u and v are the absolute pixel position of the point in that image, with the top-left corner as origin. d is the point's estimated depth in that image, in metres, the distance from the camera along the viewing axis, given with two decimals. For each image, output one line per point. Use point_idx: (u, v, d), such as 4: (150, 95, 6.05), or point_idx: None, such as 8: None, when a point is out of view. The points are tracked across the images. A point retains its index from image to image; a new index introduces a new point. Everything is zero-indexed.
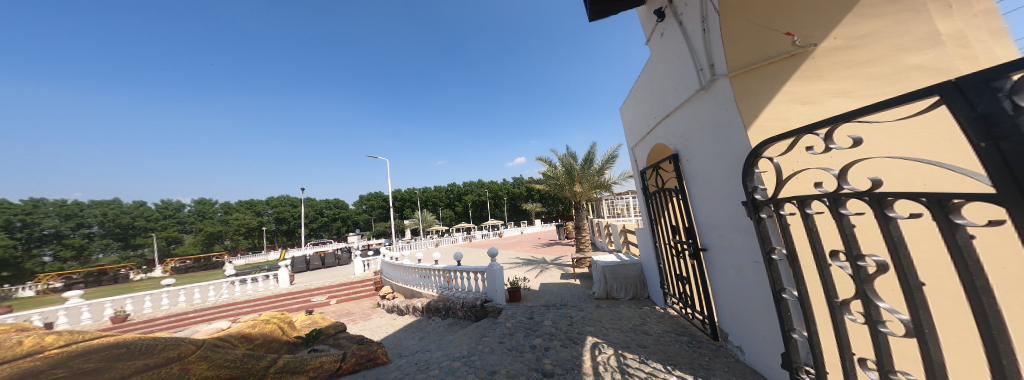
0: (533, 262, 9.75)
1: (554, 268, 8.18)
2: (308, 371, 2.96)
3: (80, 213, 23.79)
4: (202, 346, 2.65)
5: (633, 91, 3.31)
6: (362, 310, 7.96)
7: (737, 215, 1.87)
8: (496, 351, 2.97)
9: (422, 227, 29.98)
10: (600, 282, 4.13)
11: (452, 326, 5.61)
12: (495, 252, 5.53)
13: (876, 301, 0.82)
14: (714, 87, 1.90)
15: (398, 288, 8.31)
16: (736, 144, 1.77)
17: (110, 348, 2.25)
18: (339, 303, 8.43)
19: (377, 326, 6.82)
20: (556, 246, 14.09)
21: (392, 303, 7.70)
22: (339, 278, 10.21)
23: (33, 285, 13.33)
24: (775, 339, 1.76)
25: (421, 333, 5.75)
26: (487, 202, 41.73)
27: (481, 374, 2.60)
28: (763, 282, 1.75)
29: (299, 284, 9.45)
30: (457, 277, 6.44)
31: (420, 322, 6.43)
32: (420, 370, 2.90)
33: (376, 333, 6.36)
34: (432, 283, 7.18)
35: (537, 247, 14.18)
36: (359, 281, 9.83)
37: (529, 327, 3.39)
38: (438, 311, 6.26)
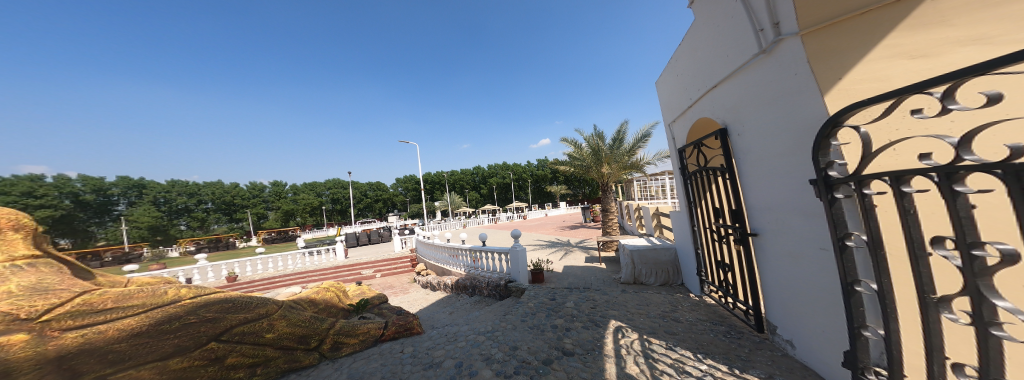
0: (559, 244, 9.81)
1: (579, 251, 8.14)
2: (358, 335, 3.23)
3: (196, 190, 29.49)
4: (282, 307, 2.99)
5: (671, 62, 3.04)
6: (402, 284, 8.57)
7: (801, 197, 1.69)
8: (518, 328, 3.05)
9: (453, 209, 31.41)
10: (628, 266, 4.07)
11: (479, 303, 5.86)
12: (518, 234, 5.52)
13: (991, 298, 0.72)
14: (779, 49, 1.68)
15: (430, 265, 8.83)
16: (807, 114, 1.57)
17: (223, 300, 2.65)
18: (384, 275, 9.19)
19: (413, 299, 7.36)
20: (581, 229, 13.96)
21: (425, 279, 8.21)
22: (382, 254, 11.08)
23: (179, 248, 17.15)
24: (838, 335, 1.60)
25: (450, 308, 6.10)
26: (514, 185, 42.07)
27: (504, 348, 2.70)
28: (829, 272, 1.58)
29: (353, 257, 10.42)
30: (482, 257, 6.66)
31: (450, 298, 6.82)
32: (448, 341, 3.08)
33: (413, 306, 6.88)
34: (460, 262, 7.52)
35: (562, 230, 14.16)
36: (399, 258, 10.58)
37: (554, 307, 3.45)
38: (466, 288, 6.57)
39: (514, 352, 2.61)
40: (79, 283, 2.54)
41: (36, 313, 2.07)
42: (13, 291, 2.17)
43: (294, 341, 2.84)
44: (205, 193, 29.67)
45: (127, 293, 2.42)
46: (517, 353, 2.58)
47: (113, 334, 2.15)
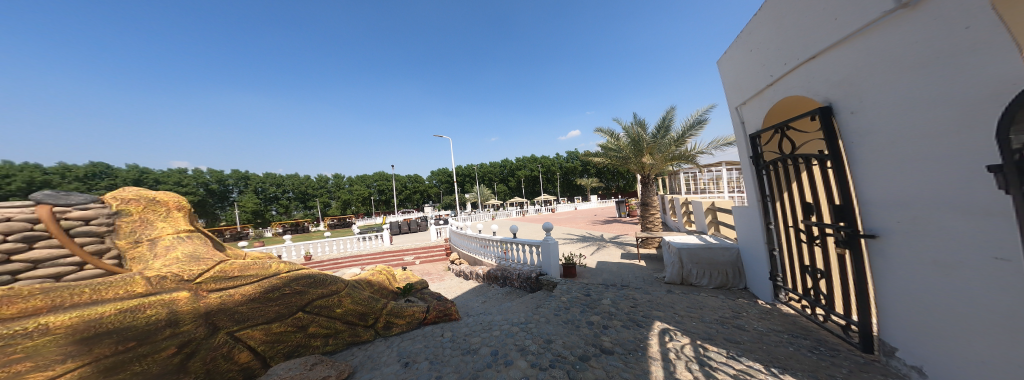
0: (593, 239, 9.54)
1: (614, 246, 7.85)
2: (405, 317, 3.43)
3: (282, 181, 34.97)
4: (349, 285, 3.25)
5: (750, 34, 2.71)
6: (438, 271, 8.97)
7: (958, 190, 1.38)
8: (552, 322, 3.00)
9: (483, 201, 32.38)
10: (675, 265, 3.82)
11: (510, 294, 5.91)
12: (550, 227, 5.43)
13: None
14: (932, 2, 1.35)
15: (464, 254, 9.12)
16: (976, 82, 1.26)
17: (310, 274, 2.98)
18: (422, 262, 9.67)
19: (448, 286, 7.66)
20: (615, 223, 13.47)
21: (458, 268, 8.47)
22: (421, 242, 11.71)
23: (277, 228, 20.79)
24: (1006, 363, 1.31)
25: (483, 297, 6.24)
26: (544, 178, 41.80)
27: (538, 341, 2.67)
28: (999, 283, 1.29)
29: (398, 244, 11.19)
30: (513, 249, 6.71)
31: (482, 288, 6.97)
32: (484, 329, 3.13)
33: (448, 293, 7.17)
34: (491, 253, 7.66)
35: (595, 224, 13.78)
36: (436, 246, 11.10)
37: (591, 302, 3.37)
38: (497, 279, 6.67)
39: (549, 345, 2.57)
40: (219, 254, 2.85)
41: (193, 275, 2.40)
42: (178, 258, 2.54)
43: (356, 315, 3.12)
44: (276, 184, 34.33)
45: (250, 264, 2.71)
46: (552, 346, 2.54)
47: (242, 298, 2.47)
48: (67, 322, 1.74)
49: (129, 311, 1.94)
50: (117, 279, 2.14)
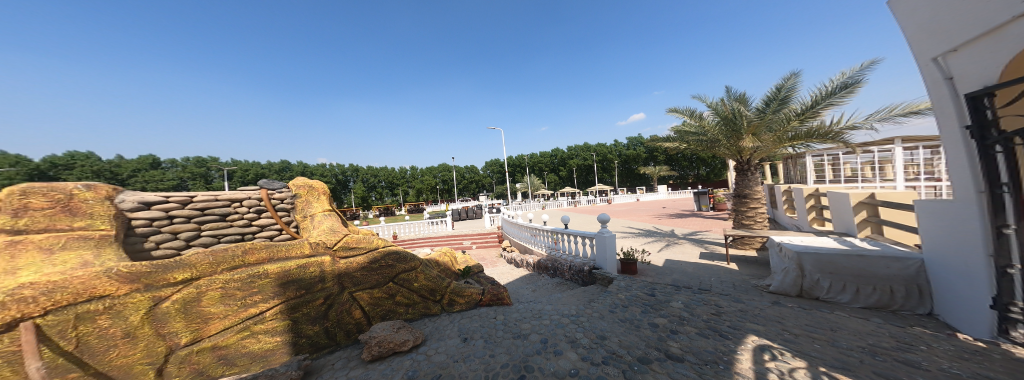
0: (661, 234, 8.68)
1: (689, 244, 7.05)
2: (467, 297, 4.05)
3: (367, 173, 41.42)
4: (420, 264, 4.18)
5: None
6: (491, 257, 9.38)
7: None
8: (607, 319, 3.37)
9: (533, 191, 32.52)
10: (799, 275, 3.72)
11: (560, 285, 5.85)
12: (606, 219, 5.12)
13: None
14: None
15: (516, 243, 9.38)
16: None
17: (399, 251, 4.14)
18: (479, 248, 10.27)
19: (501, 272, 7.97)
20: (685, 218, 12.06)
21: (510, 255, 8.71)
22: (476, 229, 12.41)
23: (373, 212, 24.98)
24: None
25: (533, 286, 6.34)
26: (607, 168, 39.55)
27: (591, 336, 2.99)
28: None
29: (456, 230, 12.12)
30: (564, 240, 6.66)
31: (532, 277, 7.08)
32: (536, 318, 3.85)
33: (501, 279, 7.49)
34: (542, 243, 7.73)
35: (660, 218, 12.55)
36: (489, 233, 11.64)
37: (654, 311, 3.46)
38: (547, 269, 6.69)
39: (603, 341, 2.88)
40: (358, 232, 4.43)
41: (332, 243, 3.54)
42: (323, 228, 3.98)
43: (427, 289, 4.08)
44: (371, 175, 41.42)
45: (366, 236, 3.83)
46: (606, 342, 2.83)
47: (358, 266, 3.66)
48: (276, 271, 3.01)
49: (302, 268, 3.19)
50: (295, 243, 3.33)
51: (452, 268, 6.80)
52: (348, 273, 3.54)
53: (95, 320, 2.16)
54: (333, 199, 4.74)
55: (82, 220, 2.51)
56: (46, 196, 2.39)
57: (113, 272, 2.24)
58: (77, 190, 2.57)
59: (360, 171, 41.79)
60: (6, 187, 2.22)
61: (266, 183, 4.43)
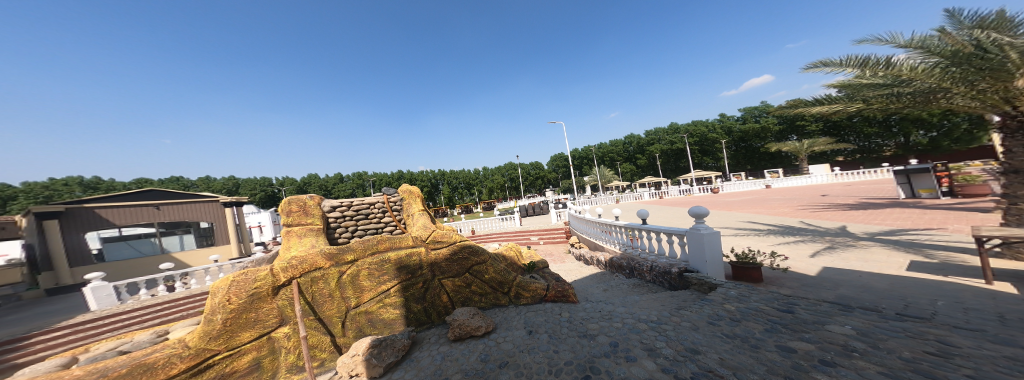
0: (811, 233, 6.34)
1: (877, 246, 4.80)
2: (531, 289, 5.90)
3: (465, 178, 48.07)
4: (484, 259, 6.08)
5: None
6: (559, 253, 9.89)
7: None
8: (700, 331, 2.76)
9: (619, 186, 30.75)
10: None
11: (638, 287, 5.15)
12: (702, 212, 3.95)
13: None
14: None
15: (586, 239, 9.35)
16: None
17: (467, 248, 6.11)
18: (546, 243, 11.23)
19: (569, 268, 8.02)
20: (835, 210, 8.83)
21: (579, 252, 8.77)
22: (542, 225, 13.31)
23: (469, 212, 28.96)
24: None
25: (605, 285, 5.98)
26: (730, 149, 32.31)
27: (680, 348, 2.55)
28: None
29: (525, 226, 13.02)
30: (641, 237, 6.04)
31: (604, 275, 6.65)
32: (606, 318, 4.08)
33: (568, 275, 7.48)
34: (614, 239, 7.27)
35: (797, 211, 9.53)
36: (555, 229, 12.30)
37: (791, 334, 2.33)
38: (622, 268, 6.11)
39: (694, 354, 2.40)
40: (436, 224, 6.67)
41: (423, 239, 5.95)
42: (422, 225, 6.38)
43: (495, 279, 5.97)
44: (455, 178, 47.97)
45: (444, 234, 6.14)
46: (698, 357, 2.33)
47: (439, 258, 5.91)
48: (394, 258, 5.58)
49: (406, 256, 5.69)
50: (405, 238, 5.90)
51: (518, 262, 7.11)
52: (432, 263, 5.86)
53: (317, 282, 5.00)
54: (424, 200, 7.00)
55: (310, 217, 5.89)
56: (295, 204, 5.85)
57: (320, 255, 5.03)
58: (308, 200, 6.10)
59: (460, 176, 48.87)
60: (285, 200, 5.84)
61: (387, 191, 7.07)
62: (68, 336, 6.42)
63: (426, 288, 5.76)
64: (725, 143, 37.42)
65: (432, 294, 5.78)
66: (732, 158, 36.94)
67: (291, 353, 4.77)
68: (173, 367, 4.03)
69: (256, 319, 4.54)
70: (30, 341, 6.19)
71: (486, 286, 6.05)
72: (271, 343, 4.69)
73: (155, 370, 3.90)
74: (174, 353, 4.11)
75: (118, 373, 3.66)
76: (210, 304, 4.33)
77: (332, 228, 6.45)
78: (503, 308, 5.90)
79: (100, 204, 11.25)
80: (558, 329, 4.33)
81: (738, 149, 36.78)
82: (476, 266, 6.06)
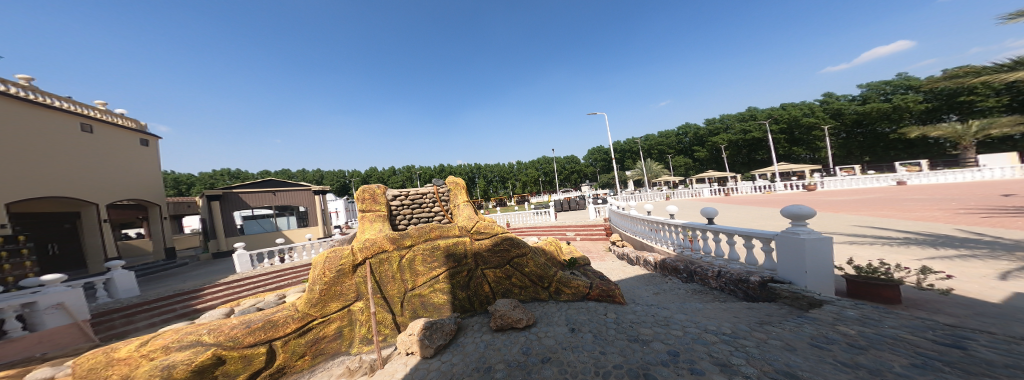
0: (985, 248, 4.90)
1: None
2: (572, 286, 5.74)
3: (511, 172, 48.93)
4: (527, 252, 6.04)
5: None
6: (598, 251, 9.69)
7: None
8: (794, 352, 2.40)
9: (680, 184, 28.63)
10: None
11: (699, 293, 4.71)
12: (806, 212, 3.33)
13: None
14: None
15: (630, 238, 8.97)
16: None
17: (509, 240, 6.12)
18: (583, 239, 10.99)
19: (610, 267, 7.87)
20: (962, 220, 7.15)
21: (622, 250, 8.46)
22: (579, 220, 12.95)
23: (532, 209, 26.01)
24: None
25: (655, 288, 5.58)
26: (829, 138, 27.61)
27: (768, 369, 2.24)
28: None
29: (558, 221, 12.86)
30: (700, 237, 5.55)
31: (653, 277, 6.23)
32: (662, 323, 3.81)
33: (610, 274, 7.27)
34: (665, 239, 6.85)
35: (926, 218, 7.80)
36: (593, 225, 11.94)
37: (961, 377, 1.75)
38: (678, 272, 5.60)
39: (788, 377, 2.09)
40: (480, 214, 6.79)
41: (468, 229, 6.09)
42: (471, 216, 6.53)
43: (535, 272, 5.95)
44: (490, 172, 48.99)
45: (487, 225, 6.25)
46: None
47: (482, 248, 6.00)
48: (444, 246, 5.80)
49: (454, 244, 5.87)
50: (453, 227, 6.10)
51: (558, 257, 6.98)
52: (475, 254, 5.98)
53: (383, 262, 5.51)
54: (468, 191, 7.15)
55: (378, 204, 6.37)
56: (365, 192, 6.41)
57: (386, 239, 5.56)
58: (377, 188, 6.63)
59: (511, 168, 50.42)
60: (362, 188, 6.47)
61: (436, 182, 7.31)
62: (224, 290, 8.43)
63: (470, 277, 5.91)
64: (833, 128, 32.35)
65: (475, 283, 5.91)
66: (841, 147, 31.42)
67: (363, 326, 5.34)
68: (289, 326, 4.82)
69: (341, 292, 5.25)
70: (204, 292, 8.21)
71: (526, 279, 6.03)
72: (350, 314, 5.36)
73: (277, 327, 4.69)
74: (290, 313, 4.94)
75: (257, 325, 4.55)
76: (312, 275, 5.15)
77: (393, 215, 6.93)
78: (542, 303, 5.81)
79: (242, 189, 14.36)
80: (603, 330, 4.13)
81: (853, 136, 32.04)
82: (516, 258, 6.04)
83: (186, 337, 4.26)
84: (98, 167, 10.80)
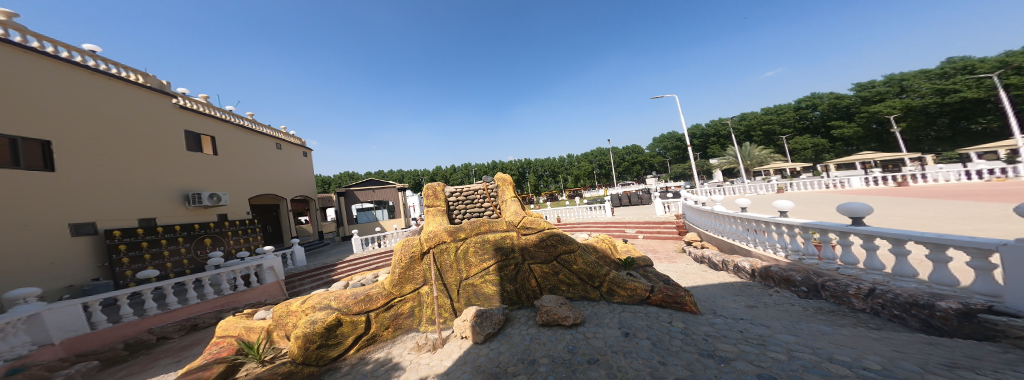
0: None
1: None
2: (627, 288, 5.33)
3: (571, 165, 47.32)
4: (576, 250, 5.90)
5: None
6: (667, 251, 8.71)
7: None
8: None
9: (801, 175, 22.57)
10: None
11: (822, 312, 3.70)
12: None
13: None
14: None
15: (713, 238, 7.75)
16: None
17: (556, 236, 6.06)
18: (646, 237, 10.07)
19: (683, 271, 7.00)
20: None
21: (702, 253, 7.40)
22: (644, 216, 11.82)
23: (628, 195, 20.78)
24: None
25: (750, 300, 4.68)
26: None
27: None
28: None
29: (617, 217, 12.04)
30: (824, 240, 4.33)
31: (746, 288, 5.21)
32: (755, 342, 3.28)
33: (682, 279, 6.48)
34: (767, 241, 5.66)
35: None
36: (661, 222, 10.74)
37: None
38: (792, 283, 4.50)
39: None
40: (526, 210, 6.93)
41: (515, 224, 6.25)
42: (517, 211, 6.72)
43: (585, 270, 5.77)
44: (540, 165, 47.99)
45: (533, 220, 6.31)
46: None
47: (529, 243, 6.10)
48: (494, 239, 6.13)
49: (501, 238, 6.13)
50: (501, 223, 6.35)
51: (612, 256, 6.62)
52: (522, 248, 6.12)
53: (443, 253, 6.17)
54: (514, 187, 7.40)
55: (437, 201, 7.08)
56: (429, 191, 7.20)
57: (444, 231, 6.19)
58: (436, 185, 7.37)
59: (574, 160, 48.93)
60: (427, 186, 7.22)
61: (485, 180, 7.73)
62: (345, 268, 10.75)
63: (517, 271, 6.11)
64: None
65: (522, 277, 6.07)
66: None
67: (429, 308, 6.12)
68: (379, 300, 5.89)
69: (413, 276, 6.12)
70: (334, 268, 10.67)
71: (575, 277, 5.88)
72: (420, 296, 6.20)
73: (370, 302, 5.79)
74: (381, 291, 6.00)
75: (360, 299, 5.72)
76: (393, 261, 6.13)
77: (452, 211, 7.62)
78: (592, 302, 5.59)
79: (355, 187, 17.89)
80: (665, 339, 3.80)
81: None
82: (564, 255, 5.95)
83: (320, 303, 5.71)
84: (286, 174, 15.32)
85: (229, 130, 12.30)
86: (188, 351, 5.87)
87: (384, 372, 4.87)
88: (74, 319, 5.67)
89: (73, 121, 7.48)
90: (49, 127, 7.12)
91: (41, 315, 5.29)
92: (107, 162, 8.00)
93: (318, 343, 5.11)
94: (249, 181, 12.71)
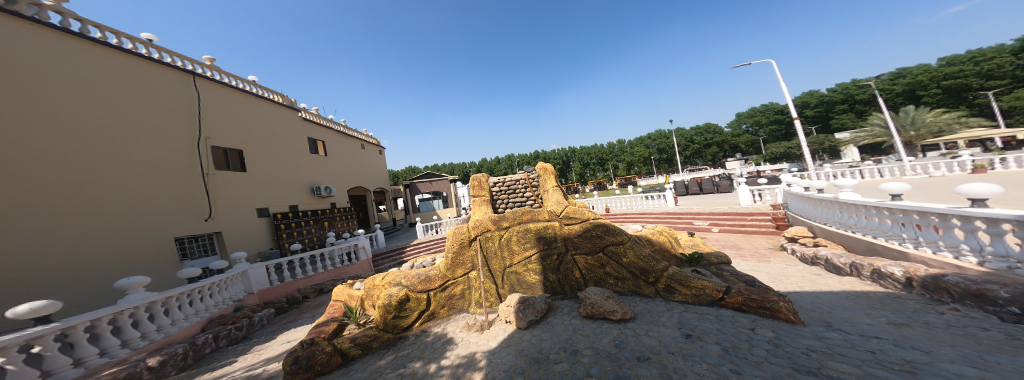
0: None
1: None
2: (693, 286, 4.63)
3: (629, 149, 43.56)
4: (626, 242, 5.40)
5: None
6: (755, 248, 7.20)
7: None
8: None
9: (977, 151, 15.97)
10: None
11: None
12: None
13: None
14: None
15: (838, 234, 5.97)
16: None
17: (602, 226, 5.66)
18: (722, 231, 8.56)
19: (780, 273, 5.65)
20: None
21: (814, 252, 5.79)
22: (721, 206, 10.04)
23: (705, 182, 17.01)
24: None
25: (890, 316, 3.45)
26: None
27: None
28: None
29: (683, 207, 10.57)
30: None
31: (882, 301, 3.88)
32: (889, 367, 2.46)
33: (779, 282, 5.23)
34: (936, 239, 4.02)
35: None
36: (744, 212, 8.99)
37: None
38: (978, 298, 3.09)
39: None
40: (569, 199, 6.66)
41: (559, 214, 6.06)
42: (558, 201, 6.52)
43: (639, 265, 5.24)
44: (591, 153, 45.47)
45: (577, 210, 6.02)
46: None
47: (572, 233, 5.85)
48: (536, 229, 6.06)
49: (545, 228, 6.02)
50: (545, 212, 6.23)
51: (673, 250, 5.84)
52: (566, 238, 5.89)
53: (490, 240, 6.41)
54: (555, 176, 7.19)
55: (480, 191, 7.35)
56: (475, 182, 7.49)
57: (489, 219, 6.42)
58: (481, 176, 7.61)
59: (632, 145, 44.77)
60: (474, 177, 7.51)
61: (526, 170, 7.68)
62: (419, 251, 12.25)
63: (560, 261, 5.93)
64: None
65: (566, 268, 5.87)
66: None
67: (478, 291, 6.48)
68: (436, 281, 6.54)
69: (463, 261, 6.56)
70: (410, 250, 12.28)
71: (625, 271, 5.40)
72: (469, 280, 6.62)
73: (428, 281, 6.45)
74: (438, 273, 6.62)
75: (421, 278, 6.45)
76: (447, 247, 6.67)
77: (496, 201, 7.81)
78: (645, 299, 5.06)
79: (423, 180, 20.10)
80: (740, 347, 3.18)
81: None
82: (612, 246, 5.52)
83: (391, 280, 6.66)
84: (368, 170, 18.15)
85: (332, 135, 15.23)
86: (319, 309, 7.63)
87: (441, 345, 5.35)
88: (263, 276, 8.11)
89: (253, 136, 10.41)
90: (242, 141, 9.97)
91: (246, 272, 7.74)
92: (271, 164, 10.87)
93: (392, 314, 5.97)
94: (346, 176, 15.56)
